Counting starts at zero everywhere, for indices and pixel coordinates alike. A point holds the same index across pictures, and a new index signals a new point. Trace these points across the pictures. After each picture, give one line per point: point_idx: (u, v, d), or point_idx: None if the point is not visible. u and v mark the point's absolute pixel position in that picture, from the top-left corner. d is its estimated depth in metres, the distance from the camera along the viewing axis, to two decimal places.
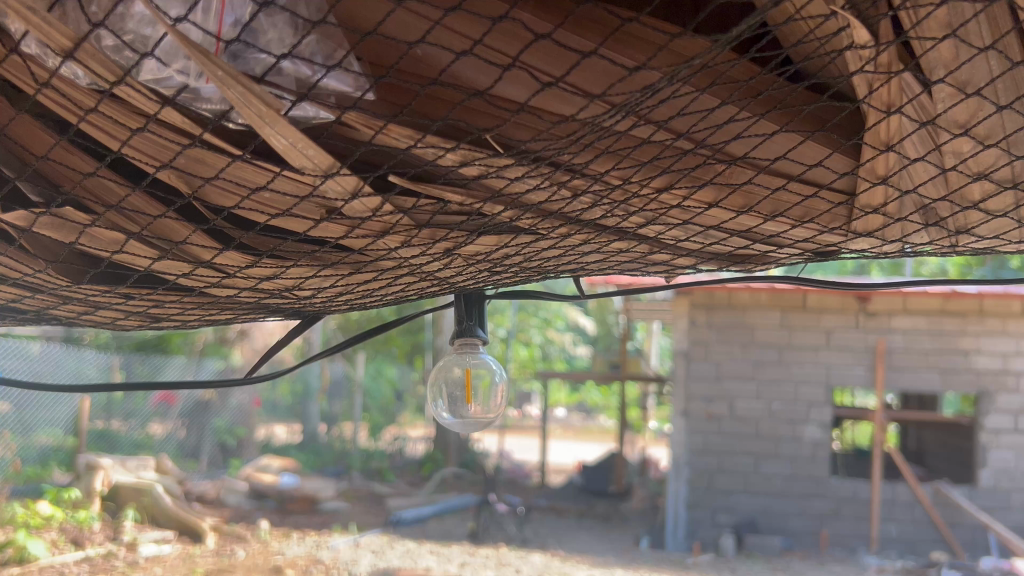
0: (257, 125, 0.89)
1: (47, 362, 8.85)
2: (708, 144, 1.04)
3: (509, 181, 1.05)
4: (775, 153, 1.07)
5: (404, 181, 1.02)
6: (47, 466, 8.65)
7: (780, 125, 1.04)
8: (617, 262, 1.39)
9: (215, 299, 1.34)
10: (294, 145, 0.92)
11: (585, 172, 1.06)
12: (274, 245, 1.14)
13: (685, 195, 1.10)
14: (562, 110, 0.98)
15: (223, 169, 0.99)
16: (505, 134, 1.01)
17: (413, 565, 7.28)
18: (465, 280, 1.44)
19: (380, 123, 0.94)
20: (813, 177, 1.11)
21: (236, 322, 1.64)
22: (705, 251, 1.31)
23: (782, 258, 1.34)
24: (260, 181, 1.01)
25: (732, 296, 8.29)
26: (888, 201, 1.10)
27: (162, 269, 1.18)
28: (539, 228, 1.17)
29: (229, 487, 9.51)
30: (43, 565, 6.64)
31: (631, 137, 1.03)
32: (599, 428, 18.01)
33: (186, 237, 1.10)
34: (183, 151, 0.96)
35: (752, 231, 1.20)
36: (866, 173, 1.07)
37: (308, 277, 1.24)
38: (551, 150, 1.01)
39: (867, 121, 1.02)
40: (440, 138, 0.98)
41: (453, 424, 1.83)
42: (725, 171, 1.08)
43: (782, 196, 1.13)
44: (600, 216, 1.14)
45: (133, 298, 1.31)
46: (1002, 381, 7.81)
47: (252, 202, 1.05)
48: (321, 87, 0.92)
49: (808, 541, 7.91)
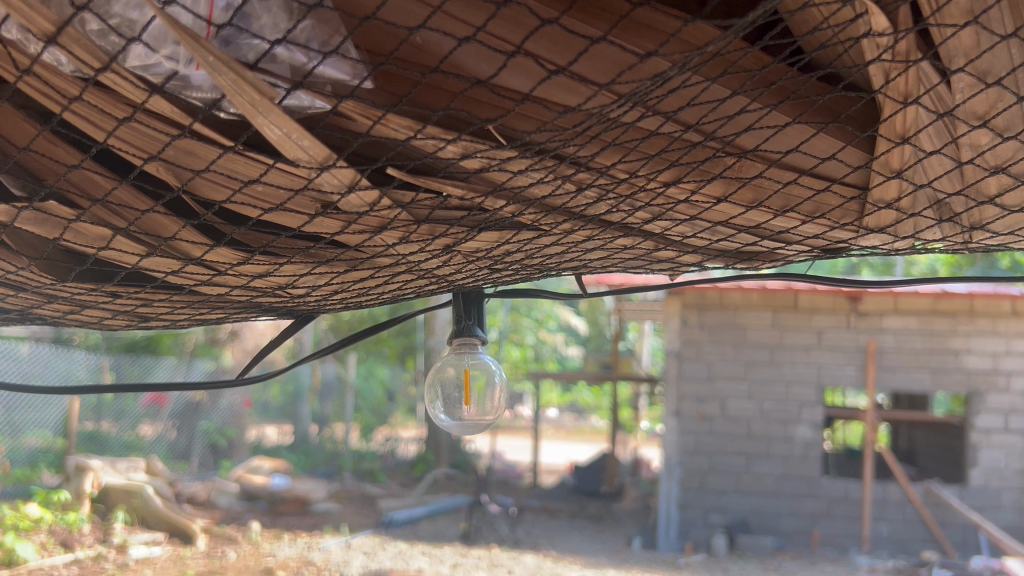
0: (250, 113, 0.85)
1: (35, 363, 8.76)
2: (718, 136, 1.00)
3: (512, 174, 1.02)
4: (786, 146, 1.04)
5: (403, 174, 0.98)
6: (36, 468, 8.54)
7: (793, 116, 1.01)
8: (620, 260, 1.36)
9: (205, 298, 1.30)
10: (288, 135, 0.88)
11: (590, 165, 1.03)
12: (266, 241, 1.10)
13: (693, 188, 1.07)
14: (566, 100, 0.94)
15: (213, 162, 0.94)
16: (508, 125, 0.97)
17: (405, 566, 7.25)
18: (464, 278, 1.40)
19: (379, 113, 0.90)
20: (825, 170, 1.08)
21: (226, 321, 1.60)
22: (711, 249, 1.28)
23: (790, 255, 1.31)
24: (252, 174, 0.97)
25: (723, 296, 8.29)
26: (902, 195, 1.07)
27: (150, 266, 1.14)
28: (542, 223, 1.13)
29: (220, 488, 9.43)
30: (32, 568, 6.54)
31: (638, 130, 1.00)
32: (590, 428, 17.99)
33: (175, 233, 1.06)
34: (172, 143, 0.92)
35: (760, 226, 1.18)
36: (879, 166, 1.05)
37: (301, 275, 1.20)
38: (557, 141, 0.98)
39: (882, 112, 1.00)
40: (440, 129, 0.94)
41: (450, 426, 1.78)
42: (734, 165, 1.05)
43: (794, 190, 1.10)
44: (605, 211, 1.11)
45: (121, 296, 1.27)
46: (992, 381, 7.84)
47: (244, 195, 1.01)
48: (317, 76, 0.88)
49: (800, 541, 7.91)
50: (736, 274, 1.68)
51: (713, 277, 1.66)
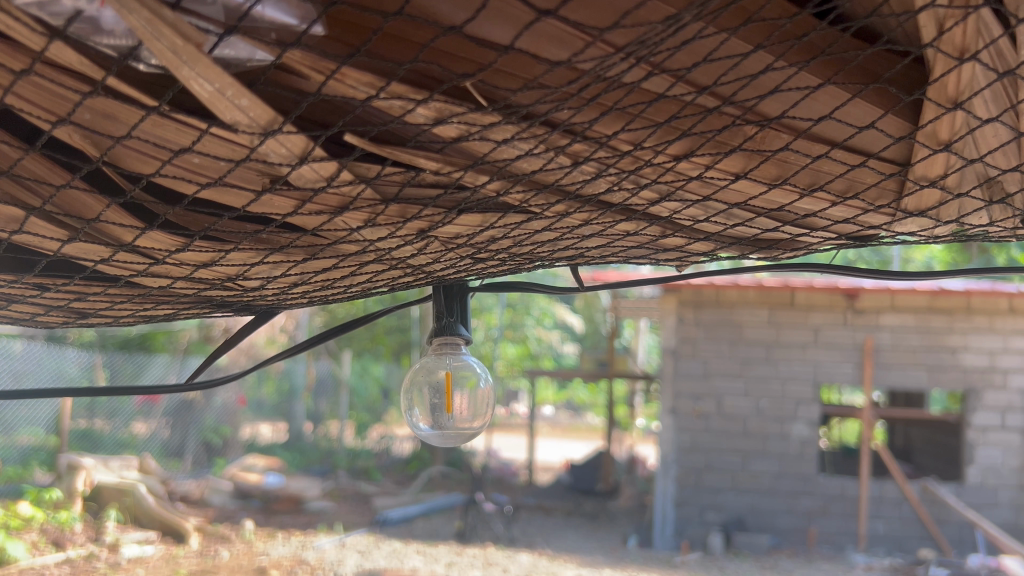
0: (172, 64, 0.70)
1: (27, 362, 8.44)
2: (736, 101, 0.86)
3: (495, 145, 0.88)
4: (815, 113, 0.90)
5: (366, 142, 0.84)
6: (28, 467, 8.30)
7: (825, 77, 0.87)
8: (624, 247, 1.20)
9: (146, 291, 1.17)
10: (221, 92, 0.73)
11: (587, 134, 0.89)
12: (207, 224, 0.98)
13: (708, 163, 0.92)
14: (556, 55, 0.79)
15: (136, 126, 0.80)
16: (491, 84, 0.83)
17: (399, 565, 7.07)
18: (443, 269, 1.26)
19: (333, 65, 0.76)
20: (862, 144, 0.94)
21: (178, 317, 1.45)
22: (724, 235, 1.13)
23: (814, 244, 1.17)
24: (184, 142, 0.82)
25: (720, 294, 8.18)
26: (949, 171, 0.93)
27: (76, 252, 1.02)
28: (532, 204, 0.99)
29: (214, 486, 9.30)
30: (22, 567, 6.37)
31: (642, 93, 0.85)
32: (585, 425, 17.87)
33: (99, 213, 0.93)
34: (83, 102, 0.77)
35: (782, 209, 1.03)
36: (926, 138, 0.90)
37: (252, 264, 1.08)
38: (548, 103, 0.84)
39: (932, 71, 0.84)
40: (408, 88, 0.80)
41: (431, 437, 1.62)
42: (756, 135, 0.90)
43: (823, 165, 0.95)
44: (604, 189, 0.97)
45: (49, 287, 1.14)
46: (990, 378, 7.70)
47: (175, 167, 0.87)
48: (256, 19, 0.73)
49: (796, 539, 7.77)
50: (731, 266, 1.54)
51: (706, 270, 1.53)
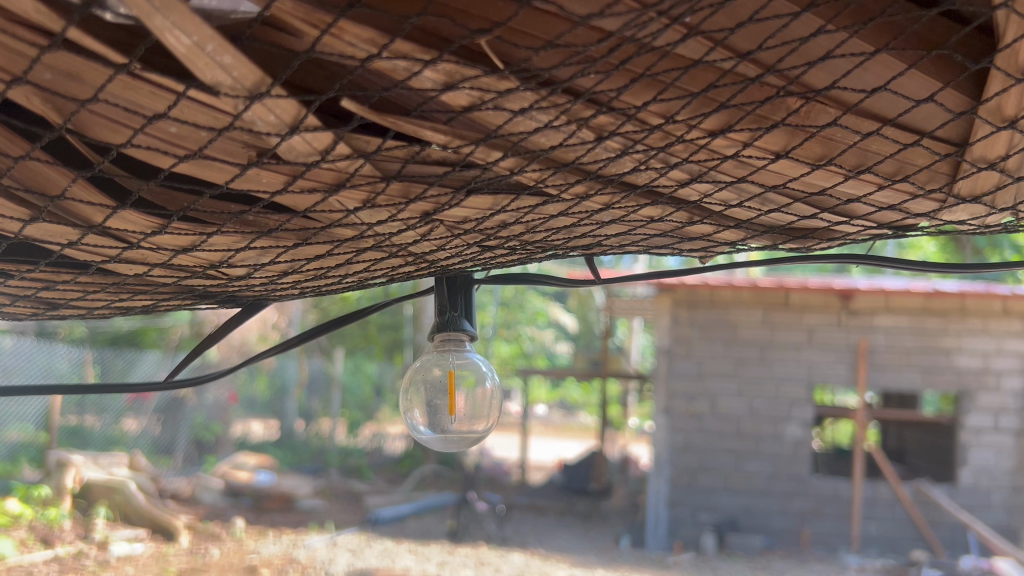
0: (144, 12, 0.61)
1: (17, 358, 8.28)
2: (780, 70, 0.78)
3: (511, 116, 0.79)
4: (867, 84, 0.81)
5: (367, 110, 0.76)
6: (17, 463, 8.21)
7: (880, 45, 0.77)
8: (644, 235, 1.11)
9: (121, 279, 1.09)
10: (201, 46, 0.64)
11: (612, 105, 0.80)
12: (186, 203, 0.89)
13: (746, 139, 0.84)
14: (580, 11, 0.70)
15: (103, 88, 0.71)
16: (509, 46, 0.75)
17: (391, 565, 6.96)
18: (449, 259, 1.17)
19: (329, 18, 0.68)
20: (915, 120, 0.85)
21: (159, 309, 1.35)
22: (756, 222, 1.05)
23: (850, 233, 1.09)
24: (158, 107, 0.74)
25: (714, 294, 8.10)
26: (1011, 151, 0.86)
27: (39, 235, 0.93)
28: (549, 184, 0.90)
29: (204, 483, 9.16)
30: (10, 565, 6.22)
31: (676, 60, 0.76)
32: (577, 425, 17.84)
33: (65, 187, 0.84)
34: (40, 59, 0.68)
35: (823, 193, 0.95)
36: (989, 113, 0.83)
37: (237, 249, 0.99)
38: (574, 67, 0.75)
39: (1002, 37, 0.76)
40: (415, 47, 0.71)
41: (431, 441, 1.52)
42: (801, 109, 0.82)
43: (872, 144, 0.87)
44: (630, 168, 0.88)
45: (15, 273, 1.06)
46: (983, 380, 7.66)
47: (149, 136, 0.78)
48: None
49: (789, 540, 7.70)
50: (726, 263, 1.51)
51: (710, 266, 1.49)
